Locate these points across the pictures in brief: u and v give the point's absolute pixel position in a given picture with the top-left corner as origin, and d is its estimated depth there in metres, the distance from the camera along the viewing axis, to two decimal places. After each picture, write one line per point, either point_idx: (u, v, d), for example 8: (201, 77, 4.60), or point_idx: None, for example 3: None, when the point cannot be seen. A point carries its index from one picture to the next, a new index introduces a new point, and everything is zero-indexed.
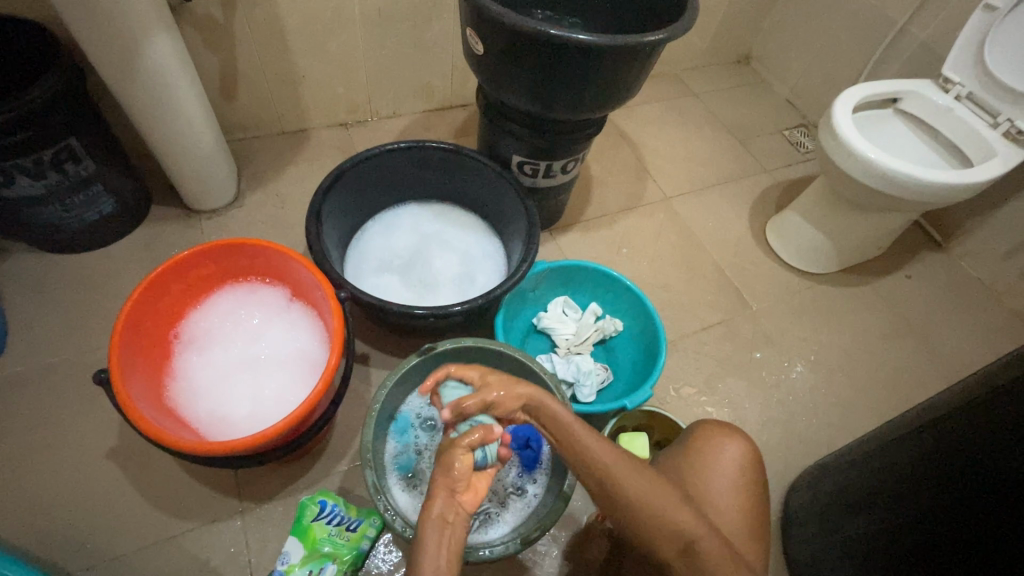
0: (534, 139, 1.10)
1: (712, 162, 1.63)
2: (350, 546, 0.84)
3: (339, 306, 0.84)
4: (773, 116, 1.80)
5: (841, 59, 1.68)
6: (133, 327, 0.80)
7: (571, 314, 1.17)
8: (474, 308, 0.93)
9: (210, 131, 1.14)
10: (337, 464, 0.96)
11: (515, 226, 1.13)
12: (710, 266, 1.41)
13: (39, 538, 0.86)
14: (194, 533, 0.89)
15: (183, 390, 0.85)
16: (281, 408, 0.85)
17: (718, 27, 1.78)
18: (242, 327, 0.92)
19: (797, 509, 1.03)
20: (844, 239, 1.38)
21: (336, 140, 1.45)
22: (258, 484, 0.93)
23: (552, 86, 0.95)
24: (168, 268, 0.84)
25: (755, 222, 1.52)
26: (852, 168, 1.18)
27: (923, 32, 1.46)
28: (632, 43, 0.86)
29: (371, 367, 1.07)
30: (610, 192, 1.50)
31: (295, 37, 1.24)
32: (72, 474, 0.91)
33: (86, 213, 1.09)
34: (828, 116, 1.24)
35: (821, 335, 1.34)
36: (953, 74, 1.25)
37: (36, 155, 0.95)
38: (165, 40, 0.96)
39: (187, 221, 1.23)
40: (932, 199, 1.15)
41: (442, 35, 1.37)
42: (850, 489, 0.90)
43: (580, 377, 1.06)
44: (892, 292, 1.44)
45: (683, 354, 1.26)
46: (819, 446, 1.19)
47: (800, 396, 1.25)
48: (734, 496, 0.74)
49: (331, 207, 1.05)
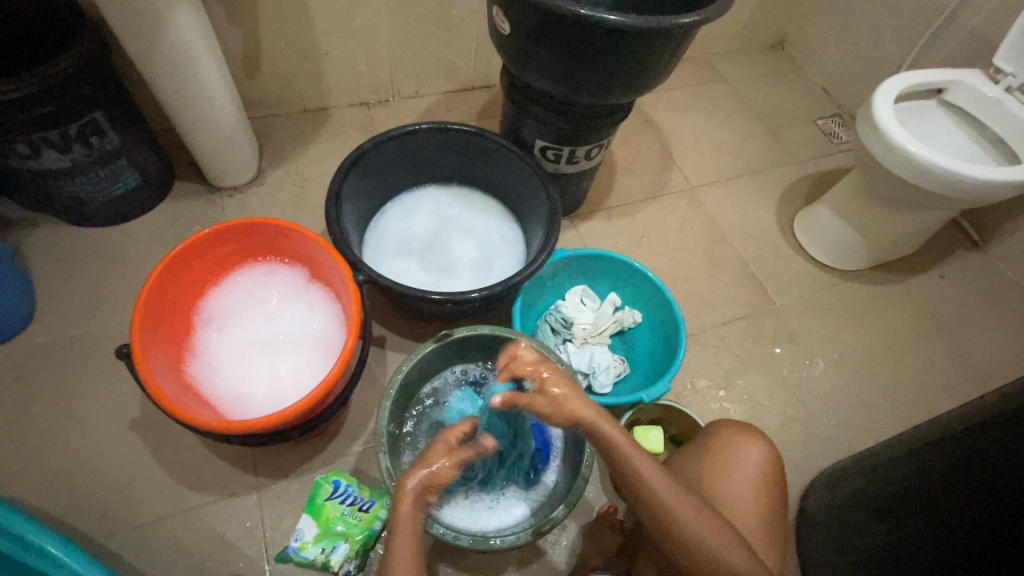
0: (558, 124, 1.07)
1: (740, 151, 1.58)
2: (362, 526, 0.85)
3: (357, 290, 0.83)
4: (807, 105, 1.73)
5: (882, 46, 1.60)
6: (154, 303, 0.80)
7: (589, 304, 1.14)
8: (492, 295, 0.92)
9: (233, 107, 1.13)
10: (351, 446, 0.97)
11: (536, 213, 1.11)
12: (734, 260, 1.37)
13: (64, 504, 0.89)
14: (212, 507, 0.90)
15: (202, 367, 0.86)
16: (297, 388, 0.85)
17: (752, 10, 1.71)
18: (261, 306, 0.92)
19: (814, 512, 1.02)
20: (875, 236, 1.33)
21: (358, 120, 1.43)
22: (274, 461, 0.94)
23: (581, 70, 0.92)
24: (188, 246, 0.84)
25: (782, 215, 1.47)
26: (891, 161, 1.12)
27: (973, 18, 1.39)
28: (667, 25, 0.83)
29: (388, 350, 1.06)
30: (633, 180, 1.46)
31: (319, 13, 1.22)
32: (96, 444, 0.94)
33: (110, 187, 1.10)
34: (868, 106, 1.18)
35: (845, 334, 1.30)
36: (1005, 65, 1.17)
37: (62, 128, 0.96)
38: (189, 14, 0.95)
39: (208, 198, 1.24)
40: (974, 197, 1.10)
41: (467, 12, 1.33)
42: (870, 498, 0.87)
43: (596, 368, 1.05)
44: (922, 292, 1.39)
45: (702, 348, 1.24)
46: (838, 448, 1.16)
47: (822, 396, 1.22)
48: (753, 499, 0.73)
49: (350, 189, 1.04)
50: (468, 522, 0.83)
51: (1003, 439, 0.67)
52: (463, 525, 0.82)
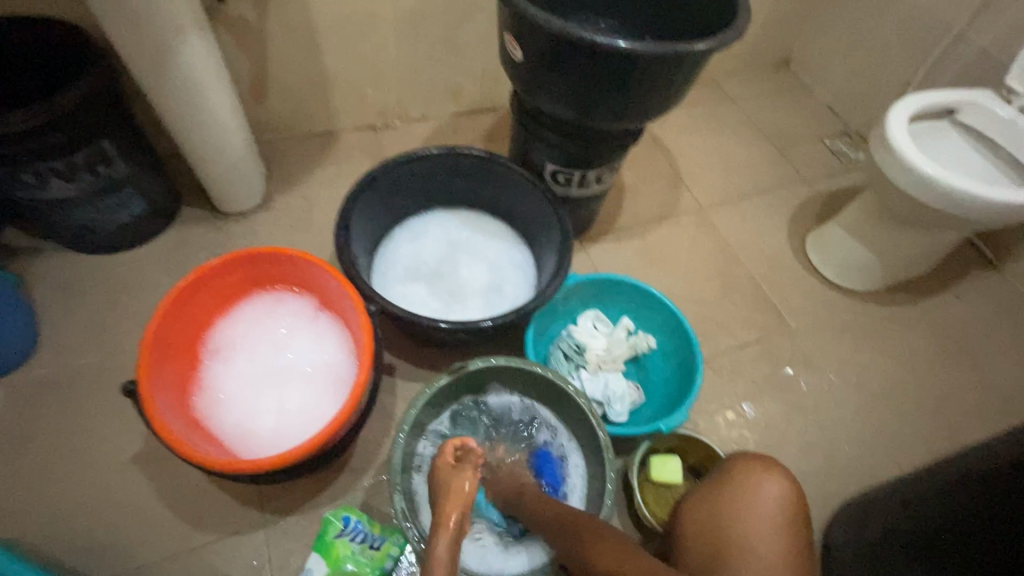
0: (569, 148, 1.06)
1: (748, 171, 1.57)
2: (374, 565, 0.83)
3: (368, 321, 0.82)
4: (814, 124, 1.72)
5: (889, 65, 1.60)
6: (161, 336, 0.78)
7: (601, 329, 1.11)
8: (505, 323, 0.90)
9: (241, 133, 1.13)
10: (360, 479, 0.94)
11: (547, 237, 1.10)
12: (747, 282, 1.35)
13: (64, 544, 0.86)
14: (217, 545, 0.87)
15: (209, 401, 0.84)
16: (307, 423, 0.83)
17: (757, 30, 1.72)
18: (269, 337, 0.90)
19: (840, 546, 0.98)
20: (890, 257, 1.31)
21: (365, 143, 1.43)
22: (281, 497, 0.91)
23: (593, 96, 0.91)
24: (196, 277, 0.82)
25: (793, 235, 1.46)
26: (905, 182, 1.11)
27: (980, 37, 1.39)
28: (681, 51, 0.82)
29: (398, 379, 1.04)
30: (642, 202, 1.45)
31: (328, 39, 1.22)
32: (98, 480, 0.91)
33: (116, 215, 1.08)
34: (880, 127, 1.17)
35: (862, 357, 1.28)
36: (1016, 84, 1.17)
37: (70, 157, 0.95)
38: (199, 43, 0.95)
39: (215, 224, 1.22)
40: (991, 217, 1.08)
41: (475, 37, 1.34)
42: (899, 533, 0.84)
43: (611, 398, 1.02)
44: (940, 313, 1.36)
45: (717, 373, 1.21)
46: (861, 476, 1.13)
47: (842, 422, 1.19)
48: (778, 537, 0.70)
49: (359, 215, 1.02)
50: (480, 564, 0.83)
51: None
52: (477, 568, 0.82)
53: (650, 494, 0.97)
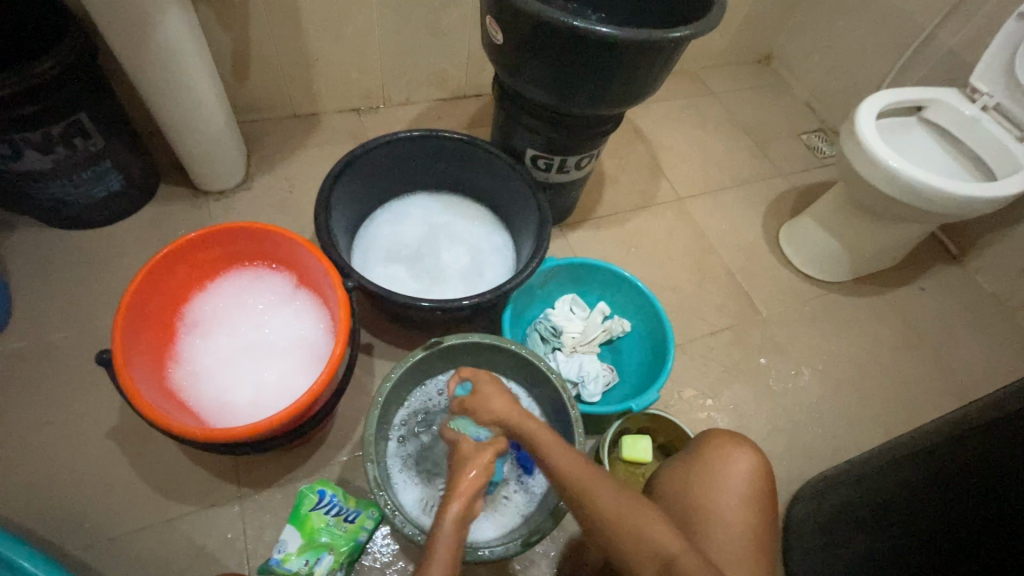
0: (549, 134, 1.08)
1: (726, 163, 1.60)
2: (348, 537, 0.84)
3: (346, 296, 0.82)
4: (792, 120, 1.76)
5: (864, 64, 1.64)
6: (137, 308, 0.78)
7: (578, 312, 1.15)
8: (481, 303, 0.92)
9: (221, 110, 1.12)
10: (336, 455, 0.95)
11: (526, 221, 1.11)
12: (721, 271, 1.39)
13: (36, 516, 0.86)
14: (192, 517, 0.88)
15: (185, 374, 0.85)
16: (284, 396, 0.84)
17: (739, 26, 1.75)
18: (247, 313, 0.91)
19: (799, 522, 1.03)
20: (858, 249, 1.35)
21: (348, 126, 1.43)
22: (257, 471, 0.92)
23: (572, 81, 0.93)
24: (174, 251, 0.83)
25: (767, 226, 1.50)
26: (873, 175, 1.15)
27: (951, 39, 1.43)
28: (658, 38, 0.84)
29: (376, 358, 1.05)
30: (623, 190, 1.48)
31: (310, 19, 1.22)
32: (71, 452, 0.91)
33: (92, 189, 1.07)
34: (851, 122, 1.21)
35: (829, 344, 1.32)
36: (981, 84, 1.21)
37: (45, 128, 0.94)
38: (178, 18, 0.94)
39: (194, 202, 1.22)
40: (952, 212, 1.13)
41: (459, 22, 1.34)
42: (853, 507, 0.88)
43: (585, 378, 1.05)
44: (905, 304, 1.41)
45: (690, 357, 1.25)
46: (822, 456, 1.18)
47: (807, 406, 1.23)
48: (741, 508, 0.73)
49: (340, 195, 1.03)
50: None
51: (984, 450, 0.68)
52: None
53: (622, 471, 1.00)
